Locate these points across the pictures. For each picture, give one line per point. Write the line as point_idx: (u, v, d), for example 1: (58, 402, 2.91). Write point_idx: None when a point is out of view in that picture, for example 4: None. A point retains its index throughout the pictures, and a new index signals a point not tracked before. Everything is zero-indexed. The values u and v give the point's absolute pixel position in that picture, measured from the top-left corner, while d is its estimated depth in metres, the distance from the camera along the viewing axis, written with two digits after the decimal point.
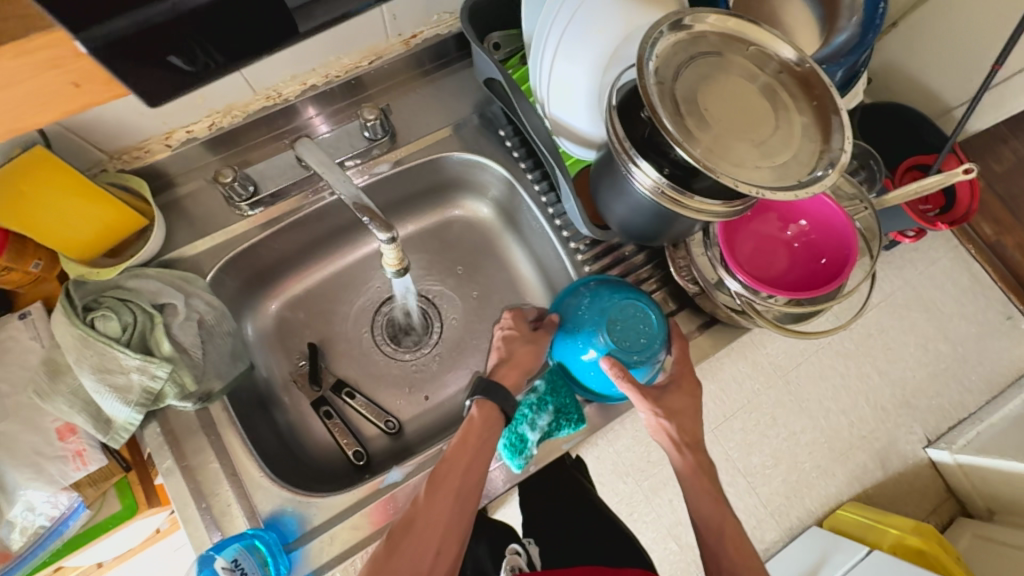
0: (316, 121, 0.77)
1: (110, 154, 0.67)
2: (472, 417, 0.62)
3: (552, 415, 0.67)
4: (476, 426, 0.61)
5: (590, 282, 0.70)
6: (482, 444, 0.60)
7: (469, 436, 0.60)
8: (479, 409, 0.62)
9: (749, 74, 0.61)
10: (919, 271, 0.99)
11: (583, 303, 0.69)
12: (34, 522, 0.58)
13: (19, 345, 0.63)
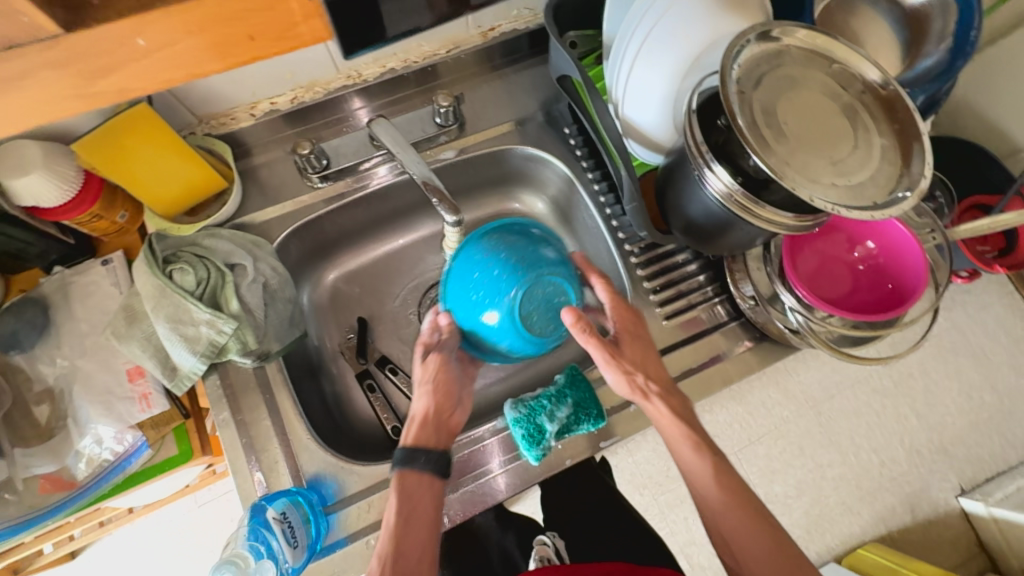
0: (360, 114, 0.79)
1: (200, 118, 0.70)
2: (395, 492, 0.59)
3: (571, 408, 0.68)
4: (401, 501, 0.58)
5: (485, 241, 0.63)
6: (414, 514, 0.57)
7: (394, 513, 0.57)
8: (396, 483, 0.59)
9: (831, 92, 0.60)
10: (960, 321, 1.09)
11: (482, 269, 0.62)
12: (99, 454, 0.62)
13: (101, 289, 0.67)
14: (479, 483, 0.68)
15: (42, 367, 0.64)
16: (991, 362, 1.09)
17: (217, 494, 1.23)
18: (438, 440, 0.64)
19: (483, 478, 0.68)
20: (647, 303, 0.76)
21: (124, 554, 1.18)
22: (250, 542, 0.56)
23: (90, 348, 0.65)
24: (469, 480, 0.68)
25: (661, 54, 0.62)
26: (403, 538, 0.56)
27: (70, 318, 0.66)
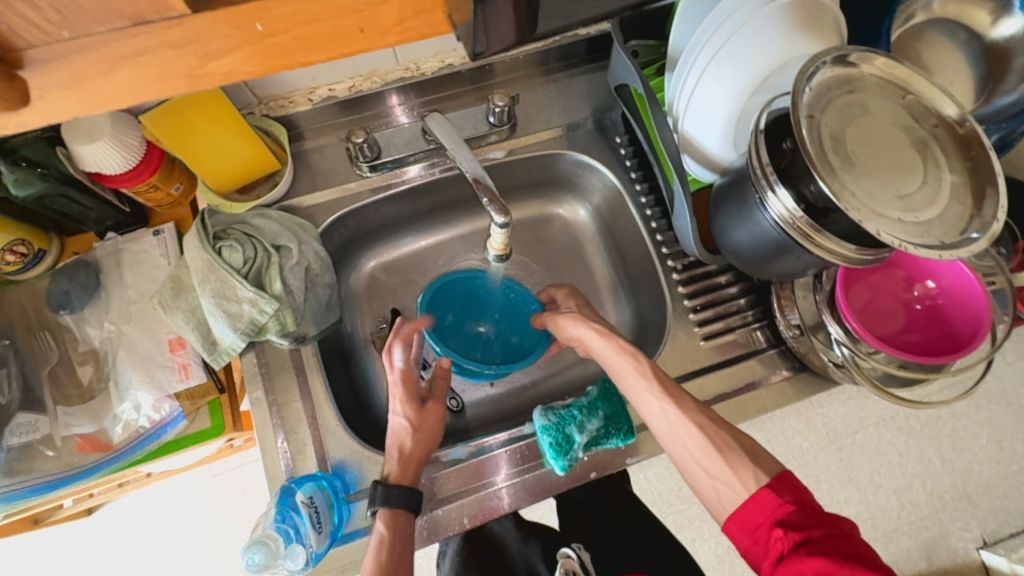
0: (396, 110, 0.78)
1: (260, 98, 0.71)
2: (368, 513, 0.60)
3: (602, 421, 0.69)
4: (391, 534, 0.59)
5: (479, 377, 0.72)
6: (402, 550, 0.58)
7: (384, 552, 0.57)
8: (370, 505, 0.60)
9: (904, 124, 0.58)
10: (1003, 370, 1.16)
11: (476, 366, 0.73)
12: (136, 420, 0.63)
13: (151, 258, 0.68)
14: (492, 491, 0.67)
15: (89, 329, 0.66)
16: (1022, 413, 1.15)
17: (232, 467, 1.25)
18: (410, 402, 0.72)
19: (494, 486, 0.67)
20: (685, 321, 0.75)
21: (138, 515, 1.21)
22: (279, 524, 0.56)
23: (135, 315, 0.66)
24: (483, 486, 0.68)
25: (729, 70, 0.61)
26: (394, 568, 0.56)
27: (119, 284, 0.67)
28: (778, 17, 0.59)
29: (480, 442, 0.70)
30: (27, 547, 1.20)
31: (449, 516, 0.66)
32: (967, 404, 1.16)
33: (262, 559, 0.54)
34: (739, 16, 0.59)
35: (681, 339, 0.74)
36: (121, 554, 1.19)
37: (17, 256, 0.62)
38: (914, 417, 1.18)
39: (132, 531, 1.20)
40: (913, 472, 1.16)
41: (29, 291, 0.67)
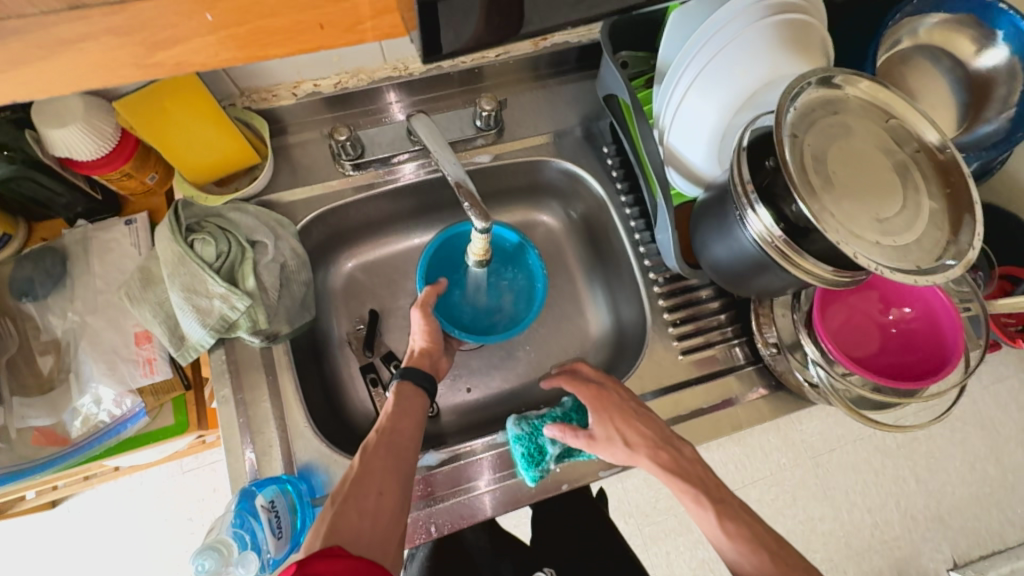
0: (395, 107, 0.78)
1: (242, 90, 0.70)
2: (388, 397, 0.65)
3: None
4: (399, 398, 0.64)
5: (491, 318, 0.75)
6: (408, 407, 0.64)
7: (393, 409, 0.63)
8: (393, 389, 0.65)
9: (886, 147, 0.59)
10: (980, 397, 1.16)
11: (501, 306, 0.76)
12: (96, 415, 0.61)
13: (121, 248, 0.66)
14: (473, 495, 0.66)
15: (52, 318, 0.64)
16: (998, 436, 1.16)
17: (203, 463, 1.22)
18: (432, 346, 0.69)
19: (467, 494, 0.66)
20: (665, 335, 0.74)
21: (103, 510, 1.18)
22: (235, 528, 0.54)
23: (102, 306, 0.64)
24: (454, 494, 0.67)
25: (716, 86, 0.60)
26: (401, 425, 0.61)
27: (86, 273, 0.65)
28: (766, 36, 0.59)
29: (452, 450, 0.69)
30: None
31: (417, 523, 0.65)
32: (943, 425, 1.17)
33: (211, 566, 0.52)
34: (728, 32, 0.59)
35: (660, 352, 0.74)
36: (84, 550, 1.16)
37: None
38: (890, 437, 1.19)
39: (95, 526, 1.17)
40: (888, 491, 1.17)
41: None
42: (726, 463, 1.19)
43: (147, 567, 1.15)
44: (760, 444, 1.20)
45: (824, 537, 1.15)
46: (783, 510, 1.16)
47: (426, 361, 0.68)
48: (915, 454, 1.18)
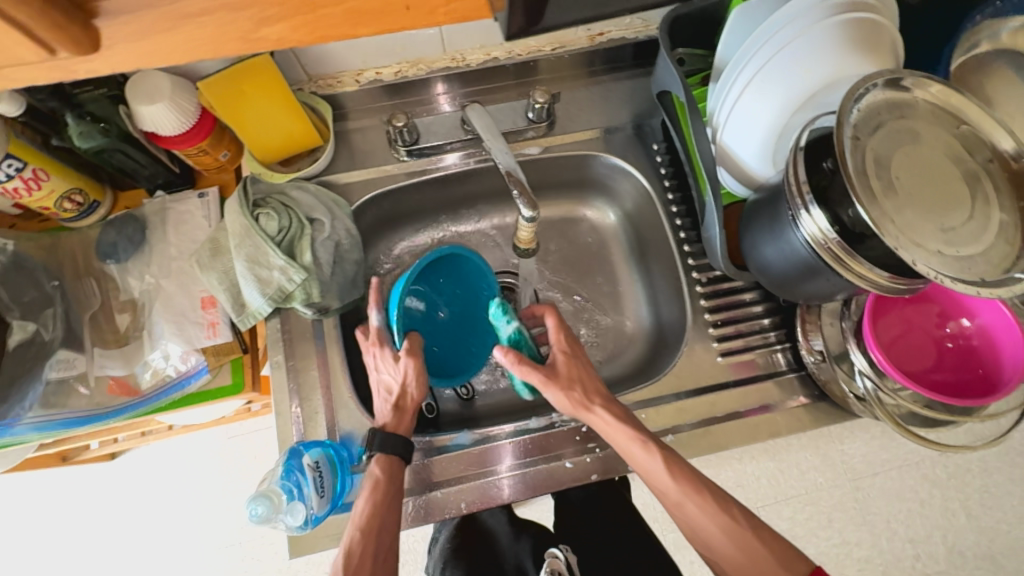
0: (441, 98, 0.80)
1: (310, 76, 0.74)
2: (372, 481, 0.59)
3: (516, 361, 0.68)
4: (387, 479, 0.60)
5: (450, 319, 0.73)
6: (397, 492, 0.60)
7: (382, 490, 0.59)
8: (379, 468, 0.60)
9: (954, 153, 0.56)
10: None
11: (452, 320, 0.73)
12: (164, 369, 0.66)
13: (193, 219, 0.72)
14: (492, 479, 0.68)
15: (131, 279, 0.70)
16: None
17: (249, 430, 1.30)
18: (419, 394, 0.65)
19: (493, 475, 0.68)
20: (704, 336, 0.74)
21: (157, 465, 1.27)
22: (282, 483, 0.57)
23: (174, 271, 0.70)
24: (481, 475, 0.69)
25: (775, 85, 0.60)
26: (381, 516, 0.58)
27: (162, 240, 0.71)
28: (832, 34, 0.57)
29: (486, 432, 0.70)
30: (51, 482, 1.26)
31: (447, 499, 0.67)
32: (999, 458, 1.12)
33: (263, 512, 0.56)
34: (791, 30, 0.58)
35: (698, 353, 0.73)
36: (137, 500, 1.25)
37: (73, 204, 0.67)
38: (941, 466, 1.14)
39: (149, 480, 1.26)
40: (934, 523, 1.12)
41: (80, 239, 0.71)
42: (759, 477, 1.16)
43: (191, 523, 1.23)
44: (797, 461, 1.16)
45: (860, 563, 1.11)
46: (817, 530, 1.13)
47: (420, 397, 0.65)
48: (966, 486, 1.13)
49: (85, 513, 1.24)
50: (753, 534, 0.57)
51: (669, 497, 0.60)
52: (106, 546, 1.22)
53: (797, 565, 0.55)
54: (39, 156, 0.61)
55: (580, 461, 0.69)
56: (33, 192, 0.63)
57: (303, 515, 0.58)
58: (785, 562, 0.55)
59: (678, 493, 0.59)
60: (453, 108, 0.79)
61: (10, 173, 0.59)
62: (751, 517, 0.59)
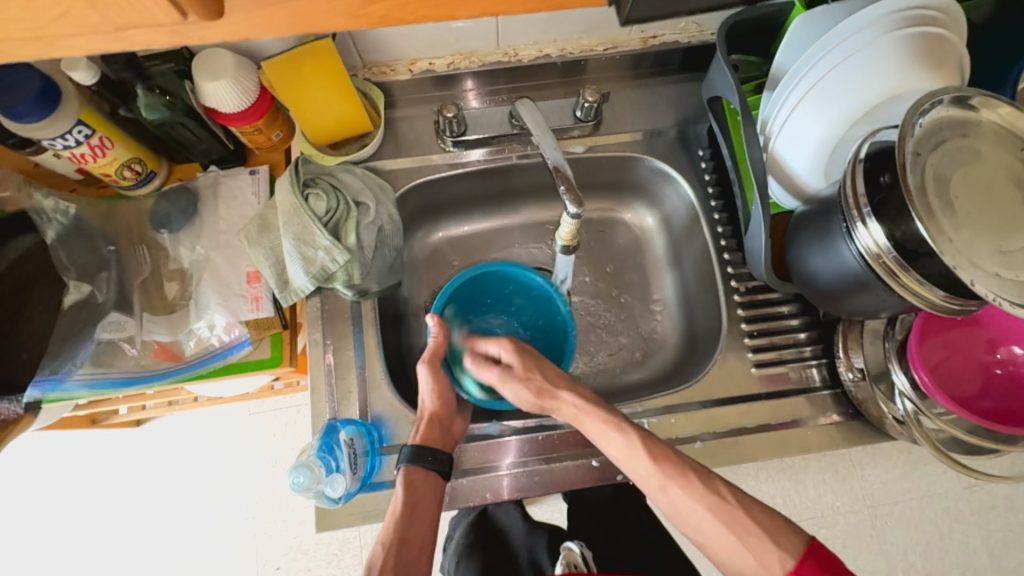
0: (469, 95, 0.81)
1: (365, 63, 0.75)
2: (400, 491, 0.62)
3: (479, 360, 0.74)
4: (406, 492, 0.61)
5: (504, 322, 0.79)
6: (418, 504, 0.61)
7: (401, 504, 0.61)
8: (405, 477, 0.62)
9: (1017, 177, 0.55)
10: None
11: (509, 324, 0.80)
12: (208, 338, 0.68)
13: (243, 195, 0.73)
14: (495, 475, 0.68)
15: (181, 249, 0.72)
16: None
17: (270, 408, 1.32)
18: (440, 436, 0.65)
19: (494, 471, 0.68)
20: (739, 345, 0.73)
21: (180, 435, 1.30)
22: (320, 453, 0.60)
23: (222, 244, 0.72)
24: (480, 471, 0.69)
25: (835, 96, 0.59)
26: (411, 521, 0.60)
27: (213, 214, 0.73)
28: (899, 48, 0.56)
29: (515, 425, 0.71)
30: (73, 446, 1.29)
31: (473, 487, 0.68)
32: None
33: (304, 482, 0.59)
34: (855, 41, 0.58)
35: (732, 361, 0.73)
36: (156, 469, 1.28)
37: (132, 173, 0.70)
38: (965, 501, 1.12)
39: (169, 450, 1.29)
40: (953, 558, 1.10)
41: (135, 208, 0.74)
42: (774, 497, 1.13)
43: (207, 496, 1.26)
44: (815, 484, 1.14)
45: None
46: None
47: (437, 428, 0.65)
48: (989, 523, 1.11)
49: (106, 477, 1.27)
50: (743, 512, 0.56)
51: (651, 482, 0.60)
52: (122, 512, 1.25)
53: (787, 538, 0.54)
54: (104, 124, 0.64)
55: (607, 460, 0.70)
56: (97, 158, 0.65)
57: (343, 486, 0.60)
58: (772, 537, 0.54)
59: (661, 476, 0.59)
60: (480, 105, 0.80)
61: (79, 140, 0.62)
62: (736, 490, 0.58)
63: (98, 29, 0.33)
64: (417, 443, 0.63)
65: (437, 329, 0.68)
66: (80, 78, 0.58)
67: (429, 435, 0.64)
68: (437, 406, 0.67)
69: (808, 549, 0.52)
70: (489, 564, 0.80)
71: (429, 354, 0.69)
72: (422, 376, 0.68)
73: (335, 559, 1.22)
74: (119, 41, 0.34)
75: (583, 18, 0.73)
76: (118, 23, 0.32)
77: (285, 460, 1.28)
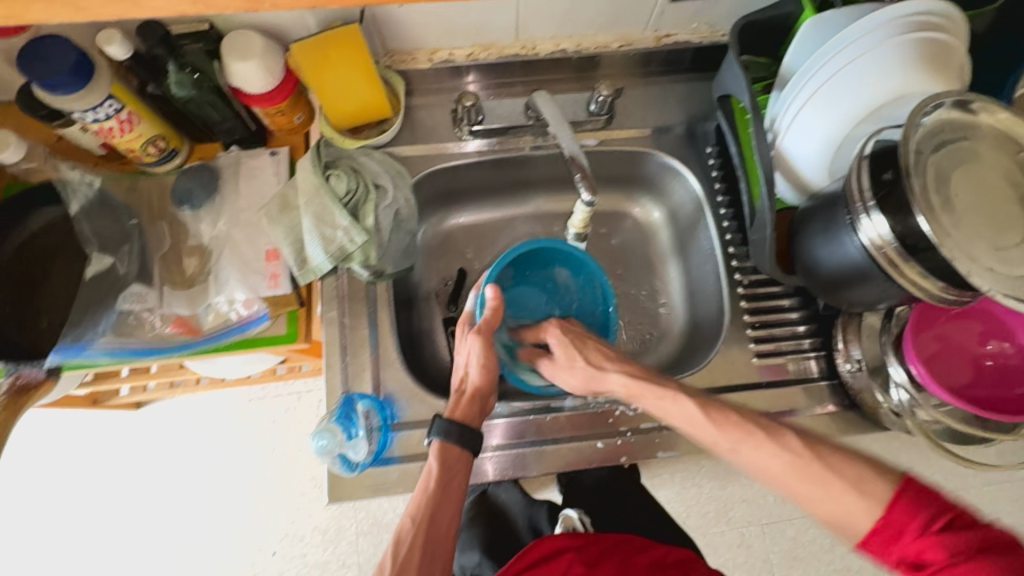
0: (472, 87, 0.83)
1: (386, 51, 0.77)
2: (436, 460, 0.61)
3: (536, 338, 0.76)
4: (442, 467, 0.60)
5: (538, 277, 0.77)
6: (452, 481, 0.60)
7: (435, 479, 0.59)
8: (439, 449, 0.61)
9: (1011, 178, 0.58)
10: None
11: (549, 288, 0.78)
12: (226, 312, 0.70)
13: (263, 175, 0.75)
14: (478, 458, 0.70)
15: (202, 226, 0.74)
16: None
17: (269, 395, 1.31)
18: (476, 418, 0.65)
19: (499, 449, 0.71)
20: (741, 336, 0.76)
21: (177, 420, 1.28)
22: (339, 420, 0.64)
23: (243, 222, 0.73)
24: None
25: (842, 95, 0.61)
26: (445, 495, 0.59)
27: (234, 192, 0.74)
28: (905, 50, 0.59)
29: (523, 406, 0.73)
30: (68, 424, 1.27)
31: (480, 464, 0.70)
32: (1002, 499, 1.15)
33: (327, 445, 0.63)
34: (864, 43, 0.60)
35: (734, 351, 0.75)
36: (153, 451, 1.26)
37: (156, 150, 0.71)
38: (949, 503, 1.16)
39: (166, 432, 1.27)
40: None
41: (155, 184, 0.75)
42: (765, 496, 1.16)
43: (204, 480, 1.24)
44: None
45: None
46: (817, 554, 1.14)
47: (475, 407, 0.65)
48: None
49: (101, 460, 1.25)
50: (819, 466, 0.54)
51: (720, 446, 0.58)
52: (116, 493, 1.23)
53: (870, 486, 0.51)
54: (133, 100, 0.65)
55: (611, 443, 0.72)
56: (124, 133, 0.67)
57: (363, 450, 0.65)
58: (855, 487, 0.51)
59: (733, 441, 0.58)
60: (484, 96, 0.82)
61: (108, 114, 0.64)
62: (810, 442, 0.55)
63: None
64: (456, 417, 0.64)
65: (495, 300, 0.66)
66: (113, 53, 0.60)
67: (468, 412, 0.64)
68: (481, 381, 0.66)
69: (898, 501, 0.49)
70: (490, 535, 0.83)
71: (484, 324, 0.67)
72: (472, 345, 0.67)
73: (331, 545, 1.21)
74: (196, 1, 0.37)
75: (601, 14, 0.75)
76: None
77: (284, 447, 1.27)
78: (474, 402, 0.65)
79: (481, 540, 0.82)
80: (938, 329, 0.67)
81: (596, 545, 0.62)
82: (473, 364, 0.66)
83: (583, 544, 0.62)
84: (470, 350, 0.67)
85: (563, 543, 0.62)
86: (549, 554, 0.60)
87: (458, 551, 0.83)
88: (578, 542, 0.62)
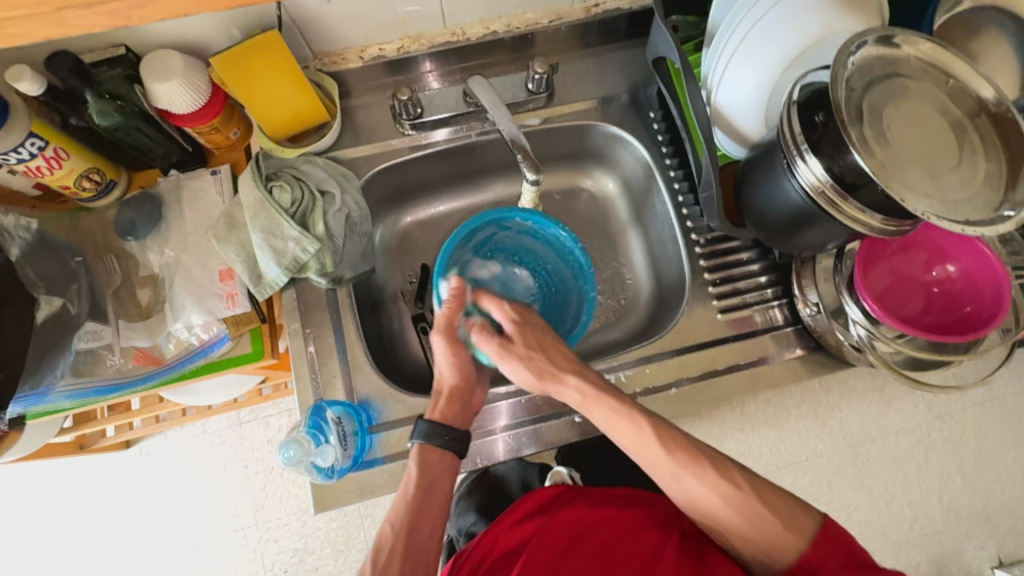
0: (429, 76, 0.82)
1: (315, 54, 0.76)
2: (414, 466, 0.62)
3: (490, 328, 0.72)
4: (422, 472, 0.62)
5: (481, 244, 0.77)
6: (433, 485, 0.61)
7: (415, 484, 0.61)
8: (416, 455, 0.63)
9: (941, 106, 0.59)
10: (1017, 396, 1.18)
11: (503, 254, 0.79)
12: (187, 338, 0.69)
13: (207, 196, 0.74)
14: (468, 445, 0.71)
15: (150, 254, 0.72)
16: None
17: (259, 416, 1.30)
18: (463, 418, 0.66)
19: (482, 437, 0.71)
20: (704, 295, 0.76)
21: (167, 452, 1.27)
22: (308, 430, 0.64)
23: (191, 246, 0.72)
24: None
25: (766, 45, 0.62)
26: (431, 501, 0.61)
27: (179, 216, 0.73)
28: None
29: (498, 393, 0.73)
30: (57, 473, 1.25)
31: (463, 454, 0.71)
32: (984, 421, 1.18)
33: (296, 454, 0.62)
34: None
35: (698, 310, 0.76)
36: (147, 488, 1.25)
37: (91, 183, 0.69)
38: (938, 431, 1.19)
39: (158, 467, 1.26)
40: (931, 485, 1.16)
41: (98, 219, 0.73)
42: (760, 447, 1.18)
43: (202, 511, 1.23)
44: (797, 429, 1.18)
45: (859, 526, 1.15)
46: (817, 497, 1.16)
47: (456, 406, 0.66)
48: (960, 448, 1.17)
49: (96, 502, 1.24)
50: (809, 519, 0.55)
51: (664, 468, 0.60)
52: (119, 534, 1.22)
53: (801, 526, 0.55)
54: (57, 135, 0.64)
55: (588, 415, 0.73)
56: (54, 171, 0.65)
57: (332, 456, 0.63)
58: (786, 522, 0.55)
59: (672, 465, 0.59)
60: (439, 86, 0.82)
61: (32, 152, 0.62)
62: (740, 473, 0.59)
63: (39, 11, 0.34)
64: (437, 420, 0.64)
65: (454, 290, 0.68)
66: (25, 89, 0.58)
67: (448, 411, 0.65)
68: (456, 378, 0.67)
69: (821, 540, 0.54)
70: (490, 498, 0.83)
71: (442, 322, 0.68)
72: (438, 345, 0.68)
73: (341, 555, 1.21)
74: (53, 20, 0.34)
75: None
76: (60, 2, 0.33)
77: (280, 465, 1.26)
78: (451, 402, 0.66)
79: (476, 500, 0.83)
80: (886, 263, 0.69)
81: (583, 497, 0.63)
82: (446, 364, 0.67)
83: (564, 490, 0.63)
84: (438, 352, 0.68)
85: (551, 497, 0.63)
86: (536, 508, 0.61)
87: (456, 515, 0.85)
88: (559, 489, 0.64)
